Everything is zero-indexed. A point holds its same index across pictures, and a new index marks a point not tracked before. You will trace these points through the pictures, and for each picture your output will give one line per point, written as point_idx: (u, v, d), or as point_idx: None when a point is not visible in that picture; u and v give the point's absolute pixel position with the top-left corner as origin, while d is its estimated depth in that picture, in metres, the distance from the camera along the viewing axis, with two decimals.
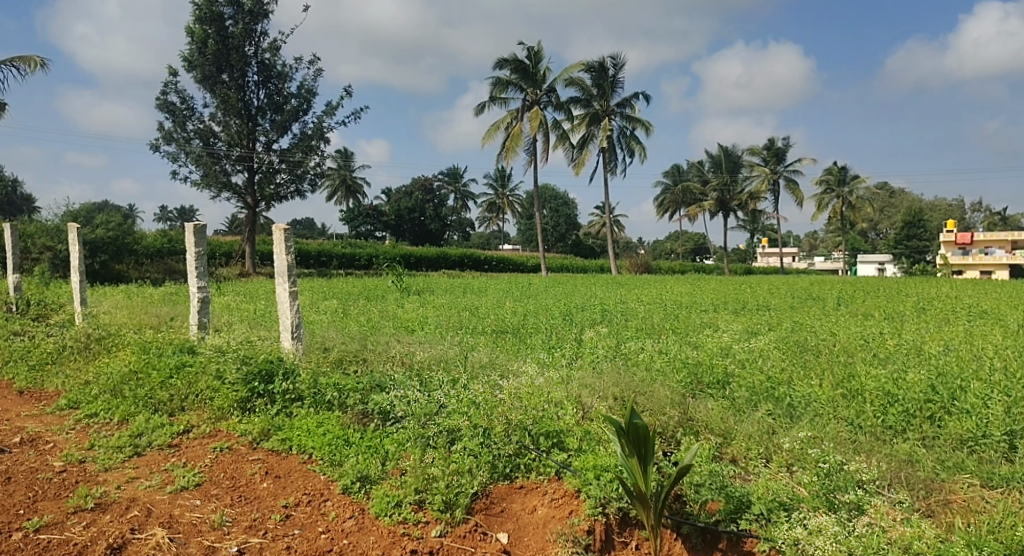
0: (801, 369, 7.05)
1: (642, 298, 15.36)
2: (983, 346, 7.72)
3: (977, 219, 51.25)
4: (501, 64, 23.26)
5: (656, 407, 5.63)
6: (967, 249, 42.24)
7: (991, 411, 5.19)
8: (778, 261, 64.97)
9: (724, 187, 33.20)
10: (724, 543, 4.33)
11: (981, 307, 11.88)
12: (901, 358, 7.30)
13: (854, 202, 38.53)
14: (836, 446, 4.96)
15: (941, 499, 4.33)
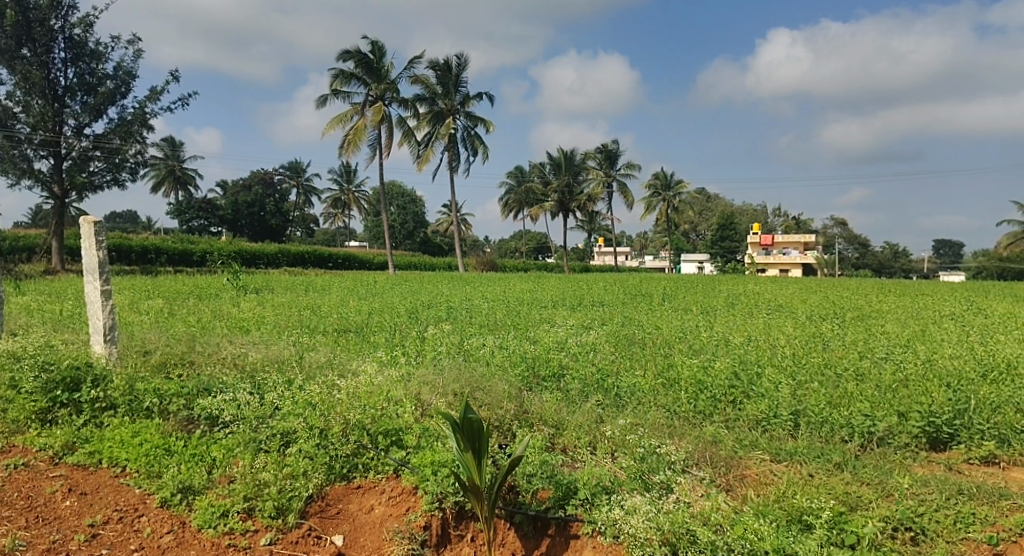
0: (628, 361, 7.55)
1: (486, 295, 15.63)
2: (777, 337, 8.68)
3: (777, 223, 57.11)
4: (344, 56, 22.69)
5: (493, 402, 5.76)
6: (769, 250, 47.03)
7: (781, 394, 5.84)
8: (613, 260, 68.78)
9: (565, 188, 34.38)
10: (552, 528, 4.53)
11: (777, 302, 13.30)
12: (712, 349, 8.04)
13: (678, 206, 41.57)
14: (652, 432, 5.38)
15: (738, 474, 4.82)
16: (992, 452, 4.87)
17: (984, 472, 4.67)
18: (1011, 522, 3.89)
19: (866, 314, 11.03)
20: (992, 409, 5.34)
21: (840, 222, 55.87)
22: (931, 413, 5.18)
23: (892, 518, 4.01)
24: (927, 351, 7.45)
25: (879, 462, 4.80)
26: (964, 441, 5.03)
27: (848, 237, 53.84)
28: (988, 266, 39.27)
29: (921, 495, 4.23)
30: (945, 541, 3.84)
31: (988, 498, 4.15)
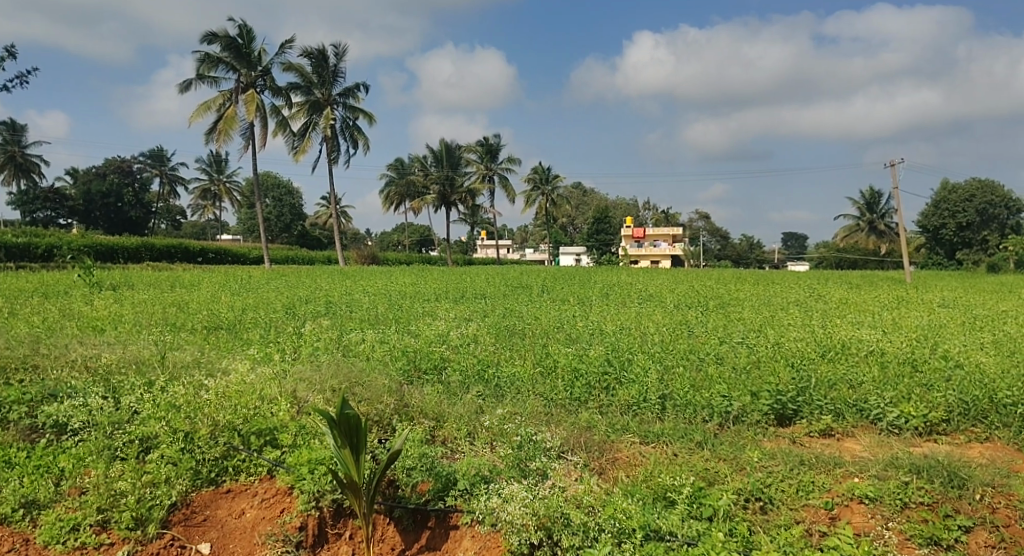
0: (508, 352, 7.66)
1: (367, 289, 15.36)
2: (647, 325, 9.12)
3: (648, 216, 59.82)
4: (209, 39, 21.45)
5: (373, 396, 5.65)
6: (641, 243, 49.12)
7: (649, 380, 6.16)
8: (494, 253, 69.50)
9: (445, 180, 34.26)
10: (432, 521, 4.52)
11: (647, 292, 13.97)
12: (587, 338, 8.34)
13: (556, 199, 42.57)
14: (529, 420, 5.51)
15: (609, 457, 5.03)
16: (829, 425, 5.35)
17: (823, 443, 5.11)
18: (844, 488, 4.21)
19: (726, 302, 11.81)
20: (829, 386, 5.88)
21: (704, 215, 59.32)
22: (778, 392, 5.64)
23: (744, 491, 4.31)
24: (776, 335, 8.10)
25: (734, 439, 5.17)
26: (806, 416, 5.50)
27: (710, 229, 57.20)
28: (830, 256, 43.10)
29: (769, 468, 4.59)
30: (789, 508, 4.15)
31: (825, 467, 4.55)
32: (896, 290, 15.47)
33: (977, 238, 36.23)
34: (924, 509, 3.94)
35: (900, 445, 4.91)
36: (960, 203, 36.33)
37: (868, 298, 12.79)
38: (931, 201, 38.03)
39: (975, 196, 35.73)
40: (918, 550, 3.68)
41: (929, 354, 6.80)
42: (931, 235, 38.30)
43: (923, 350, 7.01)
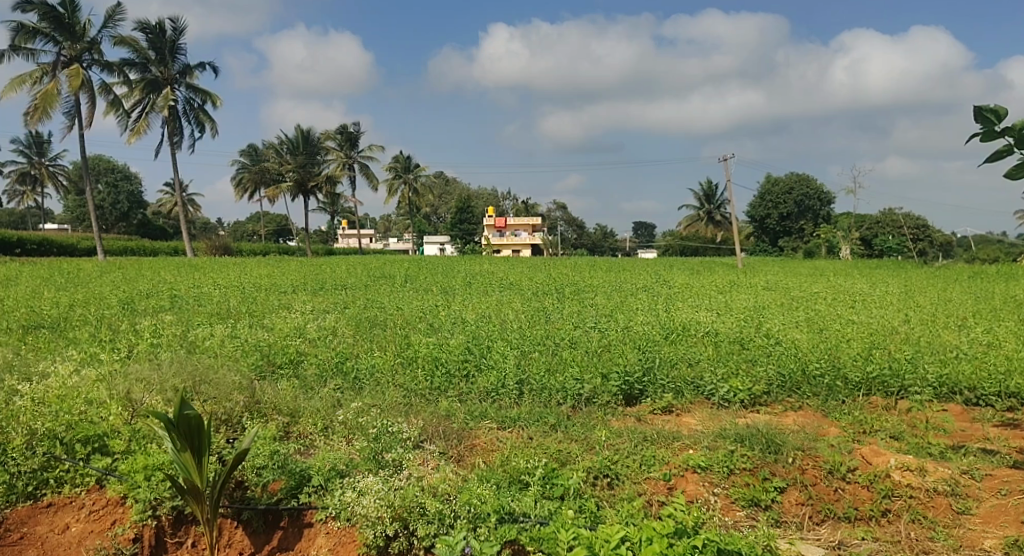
0: (367, 343, 7.52)
1: (216, 282, 14.50)
2: (507, 312, 9.31)
3: (509, 206, 60.89)
4: (23, 7, 19.26)
5: (221, 394, 5.23)
6: (503, 232, 49.57)
7: (508, 366, 6.32)
8: (355, 243, 68.03)
9: (301, 168, 32.91)
10: (284, 521, 4.33)
11: (507, 280, 14.23)
12: (449, 327, 8.38)
13: (418, 188, 42.26)
14: (387, 411, 5.45)
15: (467, 444, 5.07)
16: (670, 403, 5.71)
17: (664, 419, 5.45)
18: (680, 461, 4.52)
19: (581, 288, 12.30)
20: (670, 365, 6.30)
21: (561, 205, 61.19)
22: (626, 374, 5.96)
23: (593, 469, 4.52)
24: (626, 319, 8.56)
25: (585, 420, 5.40)
26: (651, 395, 5.85)
27: (568, 219, 59.09)
28: (673, 244, 45.94)
29: (615, 446, 4.84)
30: (632, 482, 4.40)
31: (665, 441, 4.86)
32: (729, 274, 16.78)
33: (796, 227, 40.07)
34: (747, 474, 4.31)
35: (729, 417, 5.34)
36: (782, 196, 39.99)
37: (705, 282, 13.78)
38: (757, 193, 41.37)
39: (795, 189, 39.58)
40: (741, 512, 4.03)
41: (755, 333, 7.46)
42: (758, 224, 41.55)
43: (752, 329, 7.69)
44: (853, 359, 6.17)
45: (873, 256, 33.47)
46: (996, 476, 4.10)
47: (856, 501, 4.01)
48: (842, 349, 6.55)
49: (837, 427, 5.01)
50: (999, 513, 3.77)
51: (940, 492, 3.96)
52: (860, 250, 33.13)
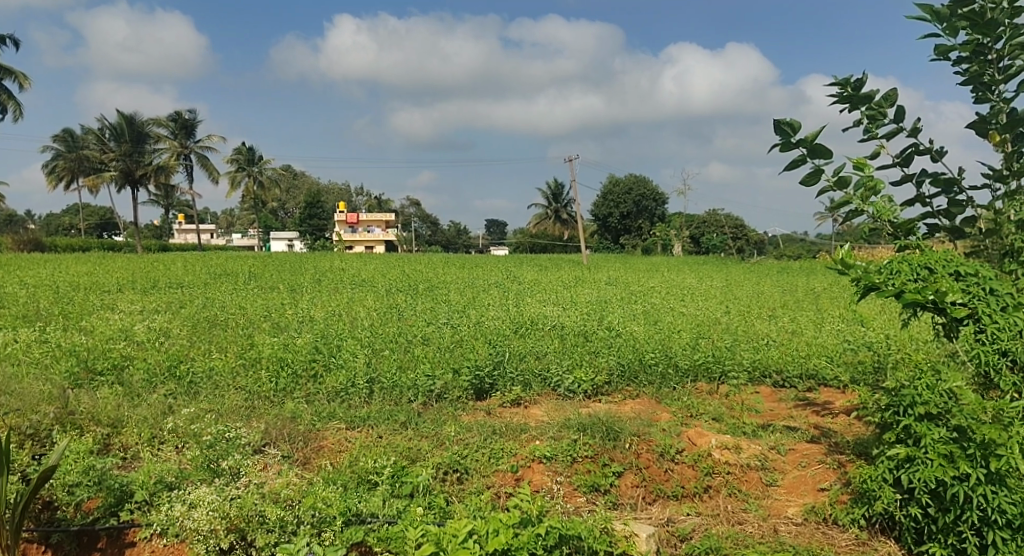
0: (205, 345, 7.08)
1: (26, 281, 13.00)
2: (357, 310, 9.13)
3: (362, 202, 59.60)
4: None
5: (25, 407, 4.70)
6: (354, 228, 48.51)
7: (357, 364, 6.19)
8: (194, 239, 63.70)
9: (128, 157, 30.27)
10: (102, 542, 3.98)
11: (360, 277, 13.92)
12: (295, 326, 8.07)
13: (263, 181, 40.26)
14: (225, 417, 5.15)
15: (313, 446, 4.90)
16: (518, 395, 5.85)
17: (512, 412, 5.58)
18: (528, 452, 4.65)
19: (433, 285, 12.31)
20: (519, 359, 6.46)
21: (414, 201, 60.74)
22: (477, 368, 6.03)
23: (442, 464, 4.53)
24: (477, 314, 8.67)
25: (435, 416, 5.40)
26: (500, 388, 5.96)
27: (422, 215, 58.87)
28: (524, 241, 47.09)
29: (465, 440, 4.88)
30: (481, 475, 4.46)
31: (513, 434, 4.98)
32: (575, 271, 17.49)
33: (635, 226, 42.49)
34: (589, 461, 4.51)
35: (574, 408, 5.57)
36: (622, 196, 42.17)
37: (553, 278, 14.26)
38: (600, 193, 43.29)
39: (633, 190, 41.88)
40: (582, 497, 4.23)
41: (597, 326, 7.83)
42: (601, 222, 43.51)
43: (594, 322, 8.07)
44: (683, 348, 6.66)
45: (702, 252, 36.24)
46: (798, 450, 4.58)
47: (683, 480, 4.33)
48: (673, 339, 7.05)
49: (669, 412, 5.38)
50: (799, 483, 4.21)
51: (752, 468, 4.37)
52: (689, 247, 35.74)
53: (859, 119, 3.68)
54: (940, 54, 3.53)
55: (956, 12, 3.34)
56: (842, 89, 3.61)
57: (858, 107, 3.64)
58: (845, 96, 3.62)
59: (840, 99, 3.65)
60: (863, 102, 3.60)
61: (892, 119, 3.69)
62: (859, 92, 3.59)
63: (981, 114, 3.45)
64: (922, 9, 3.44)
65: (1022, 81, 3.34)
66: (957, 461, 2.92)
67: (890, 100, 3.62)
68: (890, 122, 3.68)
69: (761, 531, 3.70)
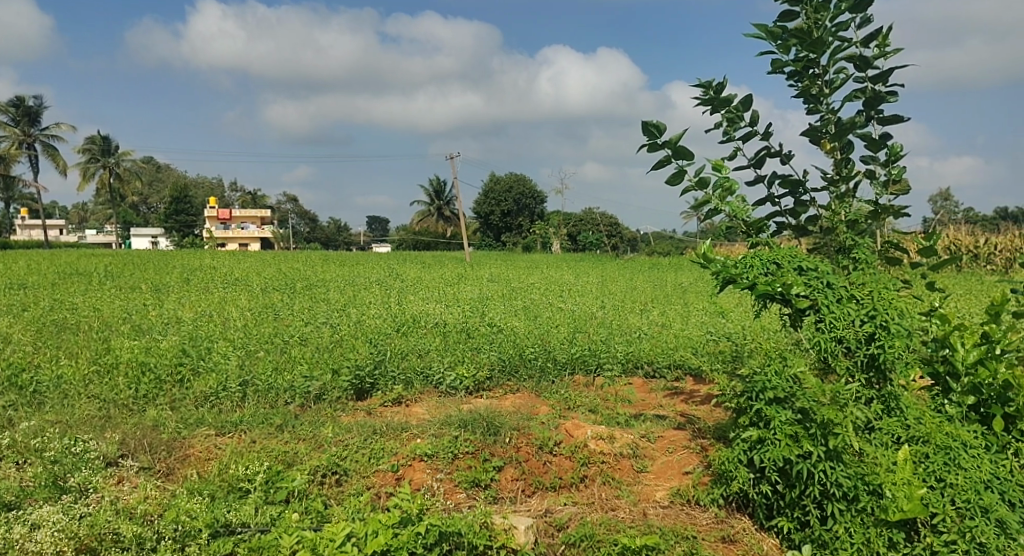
0: (53, 350, 6.50)
1: None
2: (229, 310, 8.71)
3: (235, 197, 56.80)
4: None
5: None
6: (226, 224, 46.17)
7: (228, 366, 5.90)
8: (42, 235, 58.30)
9: None
10: None
11: (232, 276, 13.25)
12: (159, 328, 7.59)
13: (121, 174, 37.45)
14: (77, 428, 4.76)
15: (179, 455, 4.62)
16: (400, 394, 5.79)
17: (393, 411, 5.52)
18: (409, 450, 4.61)
19: (311, 283, 11.95)
20: (401, 357, 6.39)
21: (290, 197, 58.55)
22: (357, 367, 5.91)
23: (321, 467, 4.41)
24: (358, 313, 8.51)
25: (313, 417, 5.25)
26: (382, 387, 5.88)
27: (299, 211, 56.93)
28: (406, 238, 46.66)
29: (344, 442, 4.78)
30: (361, 476, 4.38)
31: (394, 432, 4.92)
32: (457, 268, 17.52)
33: (516, 223, 43.12)
34: (469, 457, 4.53)
35: (455, 404, 5.58)
36: (503, 194, 42.67)
37: (436, 276, 14.20)
38: (481, 191, 43.57)
39: (514, 188, 42.48)
40: (462, 493, 4.26)
41: (478, 322, 7.89)
42: (483, 220, 43.79)
43: (475, 319, 8.12)
44: (561, 342, 6.84)
45: (580, 249, 37.34)
46: (665, 437, 4.84)
47: (560, 471, 4.45)
48: (552, 333, 7.23)
49: (547, 405, 5.51)
50: (667, 469, 4.44)
51: (624, 456, 4.57)
52: (568, 245, 36.73)
53: (720, 122, 3.94)
54: (775, 70, 3.87)
55: (786, 31, 3.70)
56: (705, 92, 3.86)
57: (719, 110, 3.90)
58: (708, 98, 3.86)
59: (703, 101, 3.90)
60: (723, 105, 3.86)
61: (747, 122, 3.98)
62: (720, 95, 3.85)
63: (813, 123, 3.79)
64: (757, 30, 3.79)
65: (844, 92, 3.69)
66: (801, 440, 3.20)
67: (745, 105, 3.90)
68: (747, 125, 3.96)
69: (632, 516, 3.87)
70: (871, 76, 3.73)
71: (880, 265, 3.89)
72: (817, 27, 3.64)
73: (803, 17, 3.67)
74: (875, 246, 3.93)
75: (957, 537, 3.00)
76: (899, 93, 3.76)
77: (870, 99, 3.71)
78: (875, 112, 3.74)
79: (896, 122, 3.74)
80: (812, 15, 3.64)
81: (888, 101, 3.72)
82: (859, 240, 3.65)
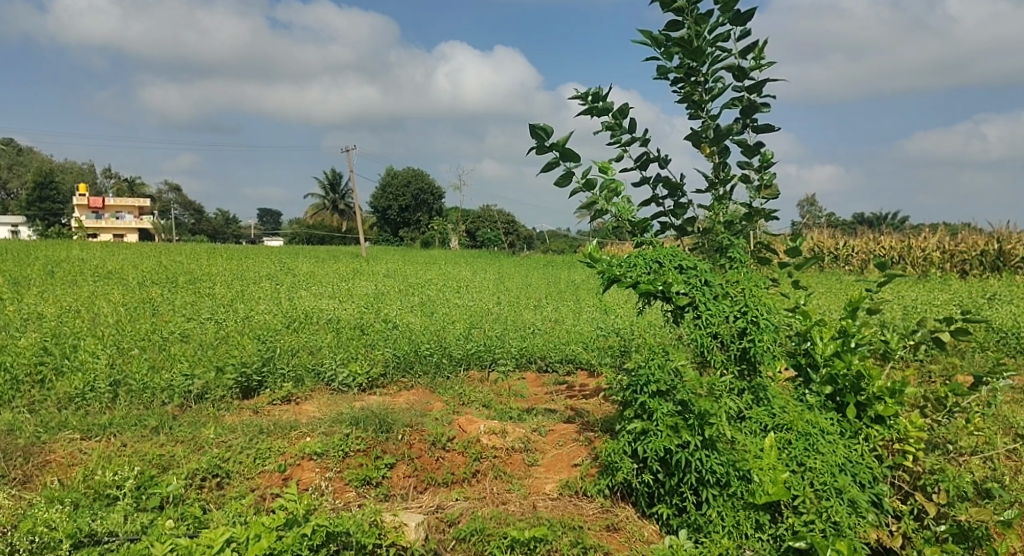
0: None
1: None
2: (100, 305, 8.14)
3: (111, 185, 53.10)
4: None
5: None
6: (100, 213, 43.08)
7: (97, 365, 5.51)
8: None
9: None
10: None
11: (105, 268, 12.38)
12: (18, 324, 6.99)
13: None
14: None
15: (38, 462, 4.27)
16: (289, 392, 5.60)
17: (281, 409, 5.34)
18: (297, 449, 4.48)
19: (195, 276, 11.36)
20: (291, 354, 6.19)
21: (174, 186, 55.36)
22: (242, 365, 5.67)
23: (200, 470, 4.20)
24: (245, 308, 8.17)
25: (193, 418, 4.99)
26: (270, 385, 5.67)
27: (183, 201, 53.94)
28: (299, 231, 45.19)
29: (227, 442, 4.58)
30: (245, 478, 4.22)
31: (281, 432, 4.77)
32: (352, 263, 17.16)
33: (413, 219, 42.67)
34: (361, 454, 4.46)
35: (346, 402, 5.47)
36: (401, 189, 42.08)
37: (329, 270, 13.83)
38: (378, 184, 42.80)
39: (412, 183, 41.99)
40: (353, 491, 4.19)
41: (373, 318, 7.76)
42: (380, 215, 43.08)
43: (370, 315, 7.98)
44: (456, 339, 6.83)
45: (477, 246, 37.45)
46: (556, 430, 4.95)
47: (452, 467, 4.46)
48: (447, 330, 7.21)
49: (441, 401, 5.50)
50: (556, 462, 4.54)
51: (516, 450, 4.63)
52: (465, 241, 36.70)
53: (602, 128, 4.07)
54: (659, 76, 4.02)
55: (670, 39, 3.85)
56: (584, 101, 3.98)
57: (600, 118, 4.04)
58: (588, 106, 3.98)
59: (584, 109, 4.02)
60: (603, 113, 4.00)
61: (628, 129, 4.12)
62: (599, 104, 3.98)
63: (694, 128, 3.98)
64: (644, 36, 3.92)
65: (723, 101, 3.90)
66: (680, 431, 3.38)
67: (624, 113, 4.05)
68: (628, 131, 4.11)
69: (522, 509, 3.93)
70: (746, 86, 3.95)
71: (753, 264, 4.14)
72: (698, 37, 3.82)
73: (686, 26, 3.84)
74: (749, 246, 4.17)
75: (815, 517, 3.22)
76: (771, 104, 4.00)
77: (745, 108, 3.94)
78: (750, 121, 3.97)
79: (768, 131, 3.98)
80: (694, 26, 3.81)
81: (762, 110, 3.96)
82: (735, 240, 3.87)
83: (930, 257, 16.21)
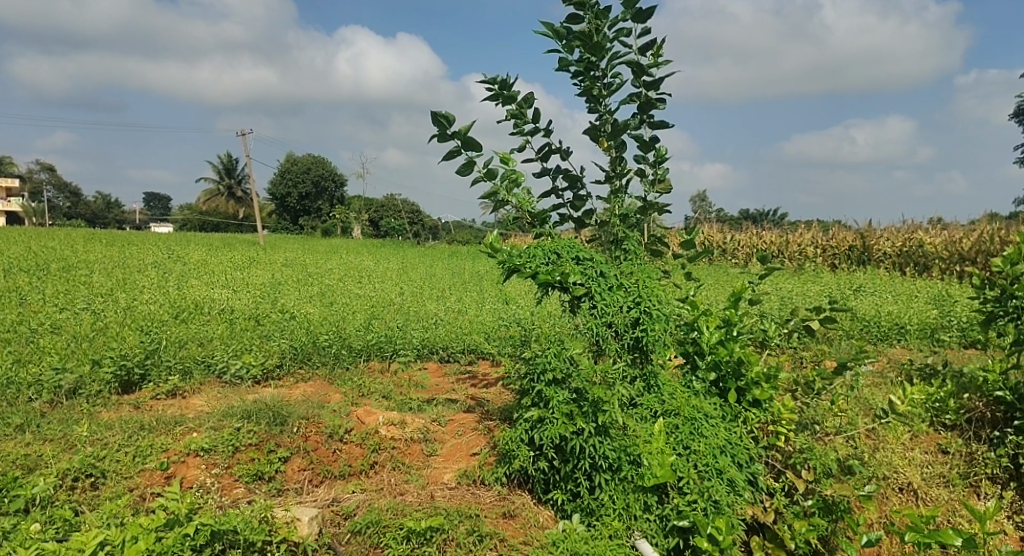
0: None
1: None
2: None
3: None
4: None
5: None
6: None
7: None
8: None
9: None
10: None
11: None
12: None
13: None
14: None
15: None
16: (175, 386, 5.33)
17: (166, 404, 5.07)
18: (181, 445, 4.27)
19: (71, 264, 10.60)
20: (178, 346, 5.89)
21: (49, 166, 51.31)
22: (122, 358, 5.35)
23: (71, 470, 3.93)
24: (127, 298, 7.70)
25: (65, 415, 4.66)
26: (154, 379, 5.38)
27: (60, 183, 50.12)
28: (191, 217, 43.01)
29: (103, 440, 4.30)
30: (123, 478, 3.98)
31: (165, 427, 4.53)
32: (247, 251, 16.51)
33: (314, 207, 41.48)
34: (253, 449, 4.31)
35: (238, 395, 5.27)
36: (301, 175, 40.75)
37: (222, 259, 13.25)
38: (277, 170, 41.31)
39: (312, 170, 40.76)
40: (243, 487, 4.05)
41: (269, 308, 7.50)
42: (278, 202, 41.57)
43: (265, 305, 7.71)
44: (356, 329, 6.71)
45: (380, 236, 36.91)
46: (455, 420, 4.96)
47: (349, 459, 4.38)
48: (346, 320, 7.06)
49: (340, 393, 5.40)
50: (455, 451, 4.55)
51: (415, 440, 4.60)
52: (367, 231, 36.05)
53: (508, 116, 4.09)
54: (561, 68, 4.08)
55: (570, 32, 3.92)
56: (492, 87, 3.98)
57: (507, 105, 4.05)
58: (496, 93, 3.99)
59: (491, 96, 4.02)
60: (509, 101, 4.01)
61: (532, 119, 4.17)
62: (506, 91, 3.99)
63: (594, 122, 4.07)
64: (545, 29, 3.97)
65: (621, 96, 4.01)
66: (575, 418, 3.48)
67: (529, 103, 4.09)
68: (532, 121, 4.15)
69: (419, 500, 3.91)
70: (644, 83, 4.08)
71: (647, 256, 4.29)
72: (597, 32, 3.90)
73: (586, 21, 3.92)
74: (643, 240, 4.32)
75: (698, 497, 3.40)
76: (667, 100, 4.14)
77: (643, 103, 4.06)
78: (647, 117, 4.10)
79: (663, 127, 4.13)
80: (594, 21, 3.90)
81: (657, 107, 4.10)
82: (629, 234, 3.99)
83: (806, 252, 17.33)
